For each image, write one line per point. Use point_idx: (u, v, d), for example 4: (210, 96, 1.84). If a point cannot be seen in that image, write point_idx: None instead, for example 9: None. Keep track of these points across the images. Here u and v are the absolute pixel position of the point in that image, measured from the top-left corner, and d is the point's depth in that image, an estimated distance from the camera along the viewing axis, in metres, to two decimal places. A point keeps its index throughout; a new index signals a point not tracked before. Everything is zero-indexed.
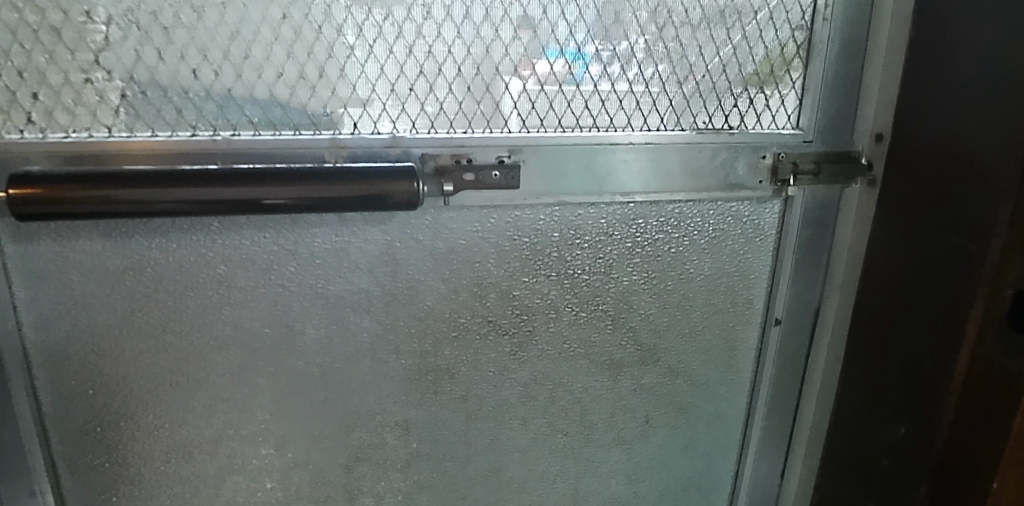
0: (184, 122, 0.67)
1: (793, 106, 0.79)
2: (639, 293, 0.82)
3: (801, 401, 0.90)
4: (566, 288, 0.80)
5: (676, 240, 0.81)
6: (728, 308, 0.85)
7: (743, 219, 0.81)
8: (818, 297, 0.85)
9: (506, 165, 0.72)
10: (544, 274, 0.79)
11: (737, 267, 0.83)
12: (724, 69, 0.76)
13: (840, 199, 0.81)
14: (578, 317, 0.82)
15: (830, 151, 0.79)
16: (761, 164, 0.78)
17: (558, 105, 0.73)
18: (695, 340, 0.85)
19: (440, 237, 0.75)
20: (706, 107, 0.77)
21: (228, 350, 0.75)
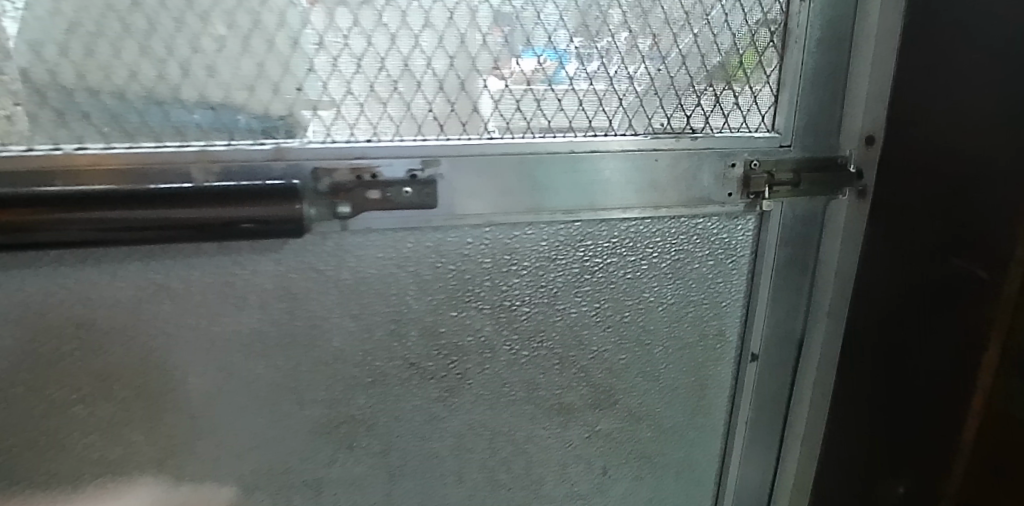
0: (13, 133, 0.54)
1: (769, 103, 0.66)
2: (593, 326, 0.70)
3: (784, 445, 0.78)
4: (504, 322, 0.68)
5: (633, 264, 0.68)
6: (696, 342, 0.72)
7: (712, 238, 0.69)
8: (800, 327, 0.73)
9: (419, 180, 0.60)
10: (477, 307, 0.67)
11: (705, 294, 0.71)
12: (683, 62, 0.64)
13: (824, 213, 0.69)
14: (520, 356, 0.69)
15: (813, 157, 0.67)
16: (731, 174, 0.66)
17: (507, 106, 0.61)
18: (659, 379, 0.73)
19: (346, 267, 0.63)
20: (664, 107, 0.65)
21: (94, 405, 0.63)
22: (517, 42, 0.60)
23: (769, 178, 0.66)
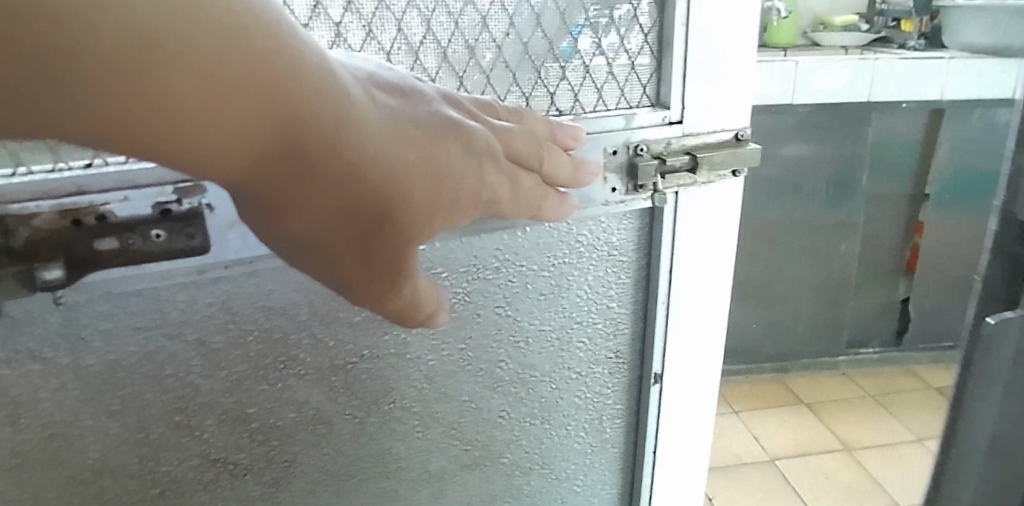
0: None
1: (647, 71, 0.52)
2: (460, 376, 0.55)
3: (695, 474, 0.67)
4: (339, 387, 0.51)
5: (504, 293, 0.54)
6: (587, 370, 0.60)
7: (598, 243, 0.55)
8: (707, 338, 0.62)
9: (176, 215, 0.41)
10: (297, 372, 0.49)
11: (596, 312, 0.58)
12: (539, 21, 0.48)
13: (725, 203, 0.58)
14: (368, 422, 0.53)
15: (711, 134, 0.54)
16: (613, 165, 0.51)
17: (524, 72, 0.49)
18: (546, 421, 0.60)
19: (90, 348, 0.44)
20: (520, 86, 0.49)
21: None
22: (300, 4, 0.42)
23: (661, 164, 0.52)
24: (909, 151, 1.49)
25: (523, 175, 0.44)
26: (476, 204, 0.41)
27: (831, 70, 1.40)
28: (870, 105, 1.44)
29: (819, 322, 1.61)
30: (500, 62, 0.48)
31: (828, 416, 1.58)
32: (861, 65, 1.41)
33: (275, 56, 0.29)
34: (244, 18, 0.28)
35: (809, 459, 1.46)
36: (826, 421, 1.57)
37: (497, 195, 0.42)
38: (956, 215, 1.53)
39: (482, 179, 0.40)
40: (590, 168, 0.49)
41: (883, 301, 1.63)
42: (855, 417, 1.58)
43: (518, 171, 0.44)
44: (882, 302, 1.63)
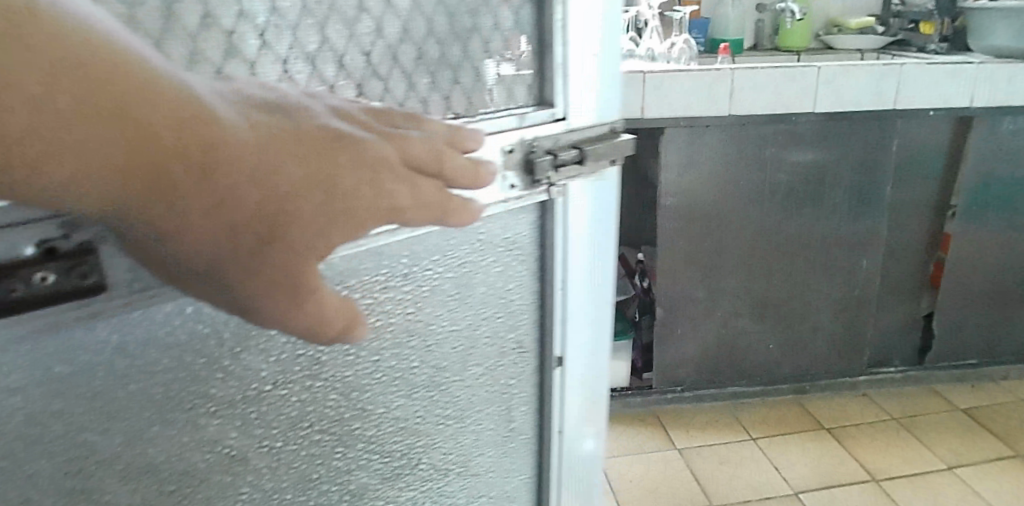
0: None
1: (524, 75, 0.64)
2: (376, 388, 0.60)
3: (593, 423, 0.82)
4: (253, 419, 0.52)
5: (417, 300, 0.60)
6: (490, 356, 0.69)
7: (497, 240, 0.65)
8: (595, 314, 0.76)
9: (61, 256, 0.39)
10: (207, 412, 0.50)
11: (497, 304, 0.67)
12: (427, 31, 0.57)
13: (602, 200, 0.72)
14: (283, 452, 0.55)
15: (584, 128, 0.67)
16: (515, 162, 0.61)
17: (421, 76, 0.57)
18: (460, 413, 0.68)
19: None
20: (418, 87, 0.57)
21: None
22: (200, 19, 0.45)
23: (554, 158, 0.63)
24: (933, 153, 1.94)
25: (420, 179, 0.44)
26: (369, 208, 0.41)
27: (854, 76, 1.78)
28: (895, 112, 1.84)
29: (811, 327, 2.08)
30: (397, 67, 0.56)
31: (850, 441, 1.97)
32: (890, 70, 1.80)
33: (127, 82, 0.33)
34: (91, 51, 0.32)
35: (835, 491, 1.76)
36: (847, 443, 1.96)
37: (391, 198, 0.42)
38: (973, 227, 2.04)
39: (371, 180, 0.41)
40: (490, 168, 0.50)
41: (852, 305, 2.07)
42: (882, 449, 1.94)
43: (414, 175, 0.44)
44: (845, 301, 2.06)
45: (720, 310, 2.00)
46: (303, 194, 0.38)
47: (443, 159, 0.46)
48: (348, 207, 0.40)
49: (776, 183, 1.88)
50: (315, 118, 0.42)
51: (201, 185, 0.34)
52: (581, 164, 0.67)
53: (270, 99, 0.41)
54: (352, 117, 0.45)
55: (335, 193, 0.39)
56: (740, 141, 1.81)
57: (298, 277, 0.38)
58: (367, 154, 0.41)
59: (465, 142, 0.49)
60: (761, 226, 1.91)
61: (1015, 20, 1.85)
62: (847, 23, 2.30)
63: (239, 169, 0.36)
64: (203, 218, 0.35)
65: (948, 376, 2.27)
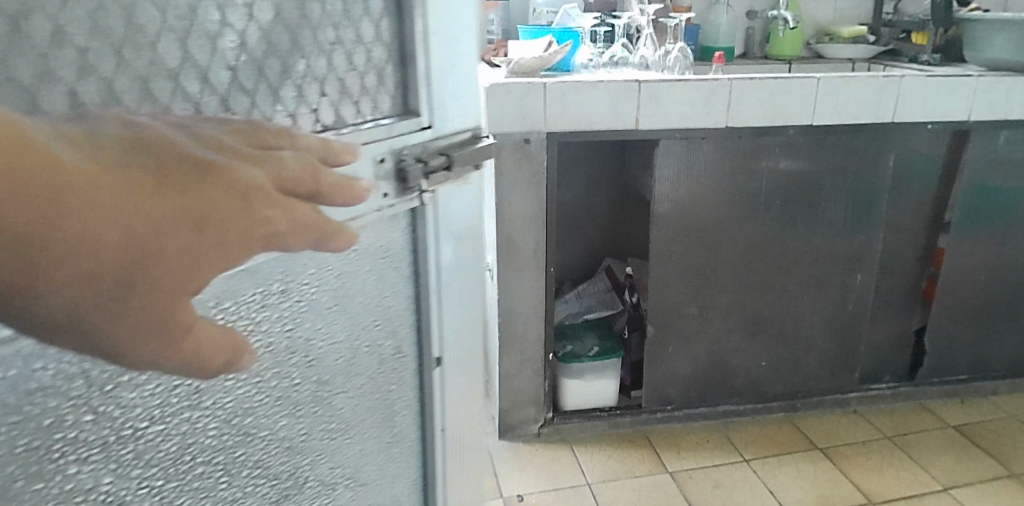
0: None
1: (386, 93, 0.68)
2: (258, 408, 0.63)
3: (473, 417, 0.92)
4: (128, 460, 0.53)
5: (293, 315, 0.63)
6: (372, 363, 0.75)
7: (371, 249, 0.70)
8: (468, 314, 0.86)
9: None
10: (78, 460, 0.49)
11: (374, 314, 0.74)
12: (297, 50, 0.57)
13: (462, 201, 0.79)
14: (164, 490, 0.57)
15: (449, 135, 0.74)
16: (387, 171, 0.66)
17: (289, 93, 0.57)
18: (340, 420, 0.73)
19: None
20: (289, 102, 0.57)
21: None
22: (42, 32, 0.40)
23: (425, 165, 0.69)
24: (928, 165, 1.90)
25: (297, 202, 0.41)
26: (242, 236, 0.37)
27: (856, 87, 1.74)
28: (893, 123, 1.80)
29: (803, 341, 2.02)
30: (266, 84, 0.55)
31: (843, 460, 1.92)
32: (890, 82, 1.76)
33: None
34: None
35: None
36: (840, 463, 1.91)
37: (269, 222, 0.39)
38: (969, 240, 2.01)
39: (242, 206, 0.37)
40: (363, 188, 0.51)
41: (840, 321, 2.02)
42: (878, 469, 1.89)
43: (289, 198, 0.41)
44: (833, 319, 2.01)
45: (712, 327, 1.94)
46: (173, 230, 0.34)
47: (319, 177, 0.44)
48: (223, 237, 0.36)
49: (766, 196, 1.81)
50: (173, 140, 0.38)
51: (53, 227, 0.30)
52: (449, 170, 0.73)
53: (117, 125, 0.37)
54: (216, 140, 0.41)
55: (205, 225, 0.35)
56: (725, 157, 1.74)
57: (171, 319, 0.34)
58: (237, 180, 0.38)
59: (341, 156, 0.50)
60: (754, 241, 1.86)
61: (1014, 31, 1.82)
62: (838, 30, 2.27)
63: (97, 205, 0.31)
64: (56, 264, 0.30)
65: (937, 393, 2.24)
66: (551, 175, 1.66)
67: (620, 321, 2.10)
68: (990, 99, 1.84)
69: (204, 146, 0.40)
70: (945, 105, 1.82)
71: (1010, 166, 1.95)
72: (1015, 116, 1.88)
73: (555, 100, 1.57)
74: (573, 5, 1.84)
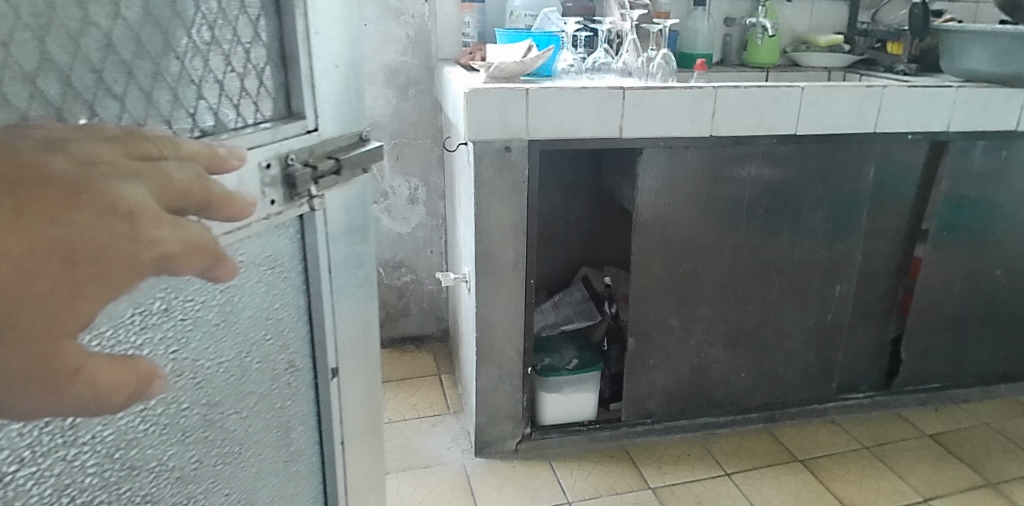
0: None
1: (269, 95, 0.68)
2: (143, 439, 0.59)
3: (371, 416, 0.92)
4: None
5: (178, 336, 0.60)
6: (264, 378, 0.73)
7: (258, 260, 0.68)
8: (363, 317, 0.86)
9: None
10: None
11: (264, 327, 0.71)
12: (172, 52, 0.57)
13: (354, 203, 0.80)
14: None
15: (337, 137, 0.75)
16: (274, 177, 0.65)
17: (164, 94, 0.56)
18: (231, 443, 0.70)
19: None
20: (166, 105, 0.56)
21: None
22: None
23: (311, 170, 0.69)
24: (906, 175, 1.89)
25: (184, 221, 0.50)
26: (135, 265, 0.46)
27: (839, 98, 1.72)
28: (875, 134, 1.80)
29: (785, 354, 2.01)
30: (140, 86, 0.54)
31: (822, 471, 1.90)
32: (874, 93, 1.75)
33: None
34: None
35: None
36: (820, 475, 1.89)
37: (160, 250, 0.48)
38: (945, 251, 2.02)
39: (130, 231, 0.46)
40: (247, 198, 0.59)
41: (820, 332, 2.00)
42: (858, 481, 1.88)
43: (178, 220, 0.50)
44: (812, 329, 1.99)
45: (693, 339, 1.91)
46: (67, 267, 0.42)
47: (208, 190, 0.54)
48: (113, 271, 0.45)
49: (746, 204, 1.78)
50: (69, 176, 0.44)
51: None
52: (338, 174, 0.74)
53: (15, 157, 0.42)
54: (115, 162, 0.47)
55: (97, 261, 0.44)
56: (701, 167, 1.71)
57: (67, 347, 0.43)
58: (131, 214, 0.46)
59: (228, 161, 0.57)
60: (737, 251, 1.83)
61: (989, 44, 1.83)
62: (816, 40, 2.25)
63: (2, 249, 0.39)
64: None
65: (913, 402, 2.24)
66: (532, 185, 1.60)
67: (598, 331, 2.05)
68: (968, 110, 1.85)
69: (100, 177, 0.46)
70: (925, 116, 1.82)
71: (985, 177, 1.96)
72: (991, 127, 1.89)
73: (537, 108, 1.51)
74: (553, 9, 1.80)
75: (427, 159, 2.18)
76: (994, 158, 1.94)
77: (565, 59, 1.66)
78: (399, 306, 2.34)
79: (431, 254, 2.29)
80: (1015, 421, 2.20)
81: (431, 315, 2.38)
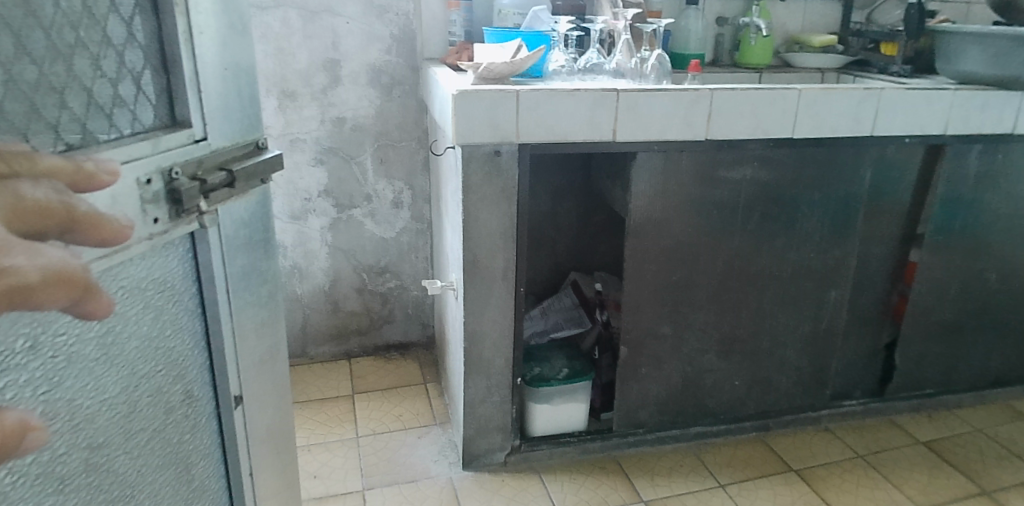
0: None
1: (151, 101, 0.60)
2: (13, 492, 0.51)
3: (289, 436, 0.86)
4: None
5: (49, 374, 0.52)
6: (159, 414, 0.65)
7: (143, 284, 0.60)
8: (269, 338, 0.79)
9: None
10: None
11: (155, 357, 0.63)
12: (26, 57, 0.50)
13: (258, 214, 0.73)
14: None
15: (232, 146, 0.68)
16: (155, 192, 0.57)
17: (17, 103, 0.49)
18: (124, 490, 0.62)
19: None
20: (22, 116, 0.49)
21: None
22: None
23: (203, 184, 0.61)
24: (901, 179, 1.86)
25: (43, 246, 0.43)
26: None
27: (837, 100, 1.68)
28: (872, 137, 1.75)
29: (778, 362, 1.96)
30: None
31: (817, 481, 1.86)
32: (871, 96, 1.71)
33: None
34: None
35: None
36: (815, 485, 1.85)
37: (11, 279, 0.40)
38: (940, 256, 1.98)
39: None
40: (122, 221, 0.52)
41: (814, 340, 1.96)
42: (851, 490, 1.84)
43: (35, 245, 0.43)
44: (806, 336, 1.95)
45: (686, 347, 1.86)
46: None
47: (71, 208, 0.46)
48: None
49: (741, 208, 1.73)
50: None
51: None
52: (232, 187, 0.66)
53: None
54: None
55: None
56: (693, 171, 1.65)
57: None
58: None
59: (97, 178, 0.50)
60: (731, 256, 1.78)
61: (987, 45, 1.79)
62: (808, 41, 2.23)
63: None
64: None
65: (906, 408, 2.21)
66: (521, 190, 1.55)
67: (588, 339, 2.00)
68: (965, 112, 1.82)
69: None
70: (922, 118, 1.78)
71: (980, 180, 1.93)
72: (988, 130, 1.86)
73: (527, 111, 1.46)
74: (543, 8, 1.75)
75: (412, 161, 2.11)
76: (990, 162, 1.91)
77: (555, 60, 1.62)
78: (383, 312, 2.27)
79: (416, 259, 2.23)
80: (1008, 426, 2.17)
81: (416, 322, 2.31)
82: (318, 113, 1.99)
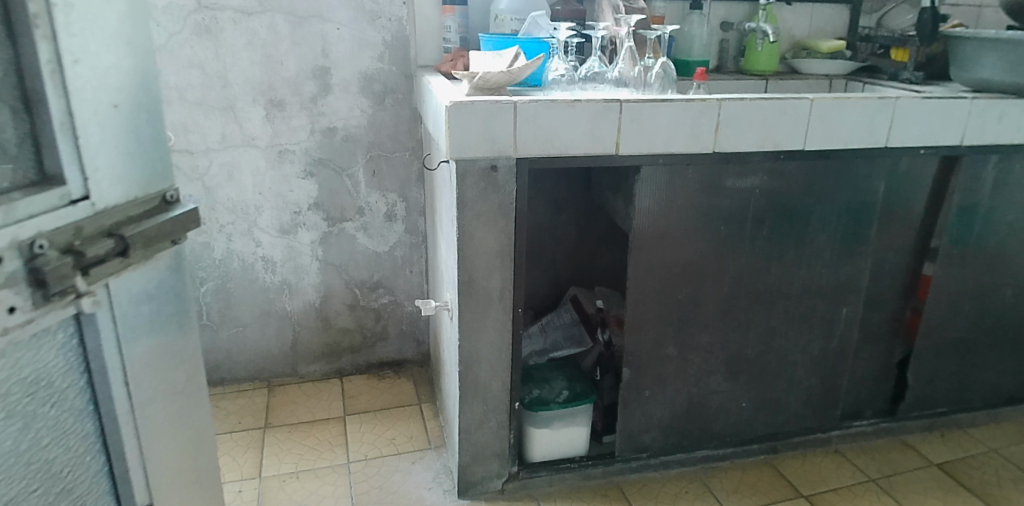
0: None
1: (20, 158, 0.70)
2: None
3: (201, 466, 0.97)
4: None
5: None
6: (36, 492, 0.76)
7: (11, 387, 0.71)
8: (172, 387, 0.89)
9: None
10: None
11: (27, 455, 0.74)
12: None
13: (157, 283, 0.84)
14: None
15: (124, 204, 0.78)
16: (11, 271, 0.66)
17: None
18: None
19: None
20: None
21: None
22: None
23: (78, 258, 0.71)
24: (914, 192, 1.78)
25: None
26: None
27: (852, 109, 1.60)
28: (887, 148, 1.67)
29: (788, 383, 1.88)
30: None
31: None
32: (886, 106, 1.63)
33: None
34: None
35: None
36: None
37: None
38: (953, 272, 1.90)
39: None
40: None
41: (825, 359, 1.88)
42: None
43: None
44: (816, 355, 1.87)
45: (691, 368, 1.77)
46: None
47: None
48: None
49: (751, 222, 1.65)
50: None
51: None
52: (125, 256, 0.77)
53: None
54: None
55: None
56: (698, 184, 1.57)
57: None
58: None
59: None
60: (738, 274, 1.70)
61: (1007, 52, 1.71)
62: (818, 46, 2.13)
63: None
64: None
65: (918, 427, 2.13)
66: (520, 206, 1.47)
67: (588, 358, 1.92)
68: (982, 122, 1.74)
69: None
70: (938, 129, 1.70)
71: (996, 193, 1.85)
72: (1006, 141, 1.77)
73: (526, 123, 1.37)
74: (541, 12, 1.67)
75: (405, 172, 2.03)
76: (1006, 174, 1.83)
77: (556, 68, 1.54)
78: (376, 329, 2.18)
79: (411, 274, 2.15)
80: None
81: (410, 339, 2.23)
82: (308, 123, 1.91)
